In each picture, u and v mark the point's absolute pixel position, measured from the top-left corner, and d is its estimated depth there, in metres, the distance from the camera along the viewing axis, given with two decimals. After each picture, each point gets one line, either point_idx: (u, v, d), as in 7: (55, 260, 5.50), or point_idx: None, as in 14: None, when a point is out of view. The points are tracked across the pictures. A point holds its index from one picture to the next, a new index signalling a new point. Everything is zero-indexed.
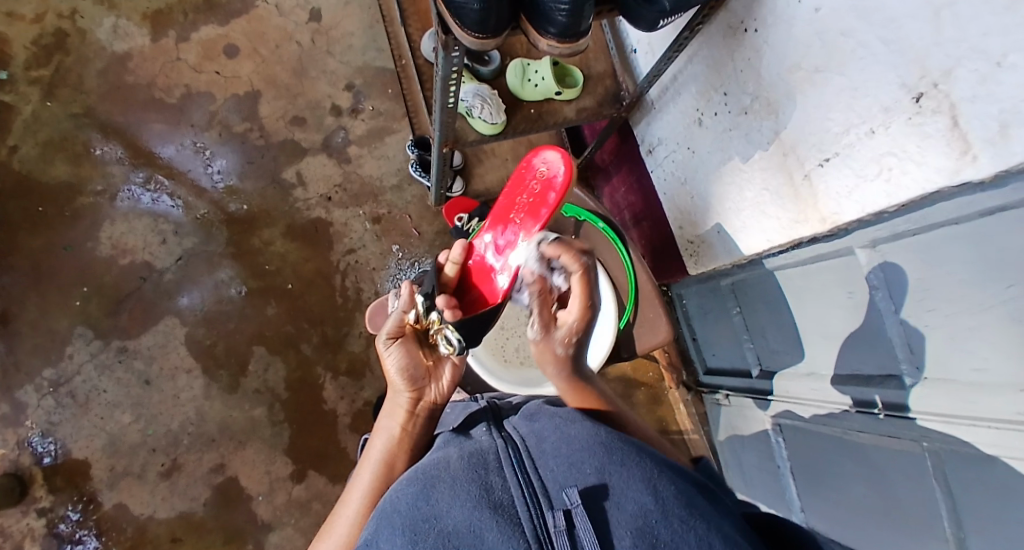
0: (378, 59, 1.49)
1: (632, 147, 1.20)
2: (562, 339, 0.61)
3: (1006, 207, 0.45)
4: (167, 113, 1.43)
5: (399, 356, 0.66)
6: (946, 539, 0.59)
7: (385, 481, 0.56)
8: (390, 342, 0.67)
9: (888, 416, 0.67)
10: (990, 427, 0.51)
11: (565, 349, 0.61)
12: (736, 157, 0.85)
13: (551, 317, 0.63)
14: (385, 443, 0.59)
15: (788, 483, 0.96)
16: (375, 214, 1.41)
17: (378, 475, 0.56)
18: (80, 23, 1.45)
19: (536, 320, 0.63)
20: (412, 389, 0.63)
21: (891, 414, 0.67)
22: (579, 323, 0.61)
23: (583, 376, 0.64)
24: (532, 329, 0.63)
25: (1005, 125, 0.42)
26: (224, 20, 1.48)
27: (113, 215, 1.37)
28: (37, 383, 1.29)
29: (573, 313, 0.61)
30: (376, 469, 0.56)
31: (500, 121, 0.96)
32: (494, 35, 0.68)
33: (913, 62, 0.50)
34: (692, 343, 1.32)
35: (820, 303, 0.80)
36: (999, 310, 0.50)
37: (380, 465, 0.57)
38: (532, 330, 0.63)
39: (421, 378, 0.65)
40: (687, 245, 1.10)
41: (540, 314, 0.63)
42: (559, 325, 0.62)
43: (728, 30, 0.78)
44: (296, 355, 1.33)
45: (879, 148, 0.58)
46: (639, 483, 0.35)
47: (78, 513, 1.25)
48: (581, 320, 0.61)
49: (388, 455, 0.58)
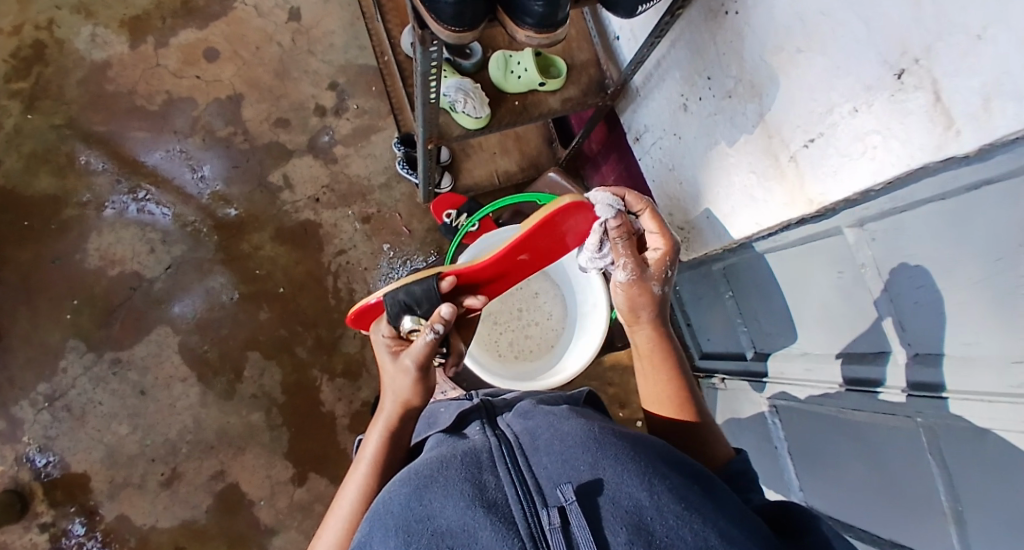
0: (360, 57, 1.48)
1: (620, 135, 1.20)
2: (657, 277, 0.67)
3: (993, 180, 0.45)
4: (149, 120, 1.42)
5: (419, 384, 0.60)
6: (945, 515, 0.59)
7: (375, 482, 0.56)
8: (421, 373, 0.59)
9: (910, 396, 0.62)
10: (985, 399, 0.51)
11: (660, 288, 0.67)
12: (722, 141, 0.85)
13: (637, 258, 0.67)
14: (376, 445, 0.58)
15: (787, 464, 0.96)
16: (364, 214, 1.40)
17: (371, 476, 0.56)
18: (57, 32, 1.43)
19: (627, 262, 0.66)
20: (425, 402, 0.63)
21: (913, 394, 0.61)
22: (667, 255, 0.67)
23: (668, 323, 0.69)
24: (623, 272, 0.66)
25: (987, 98, 0.42)
26: (203, 23, 1.46)
27: (100, 226, 1.36)
28: (31, 398, 1.28)
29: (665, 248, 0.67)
30: (367, 472, 0.56)
31: (484, 114, 0.95)
32: (471, 28, 0.67)
33: (893, 39, 0.50)
34: (687, 329, 1.32)
35: (810, 284, 0.80)
36: (991, 282, 0.49)
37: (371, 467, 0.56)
38: (622, 274, 0.67)
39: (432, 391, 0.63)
40: (679, 231, 1.09)
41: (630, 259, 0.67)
42: (649, 265, 0.67)
43: (709, 14, 0.77)
44: (291, 359, 1.33)
45: (863, 127, 0.58)
46: (634, 479, 0.35)
47: (82, 526, 1.24)
48: (669, 251, 0.67)
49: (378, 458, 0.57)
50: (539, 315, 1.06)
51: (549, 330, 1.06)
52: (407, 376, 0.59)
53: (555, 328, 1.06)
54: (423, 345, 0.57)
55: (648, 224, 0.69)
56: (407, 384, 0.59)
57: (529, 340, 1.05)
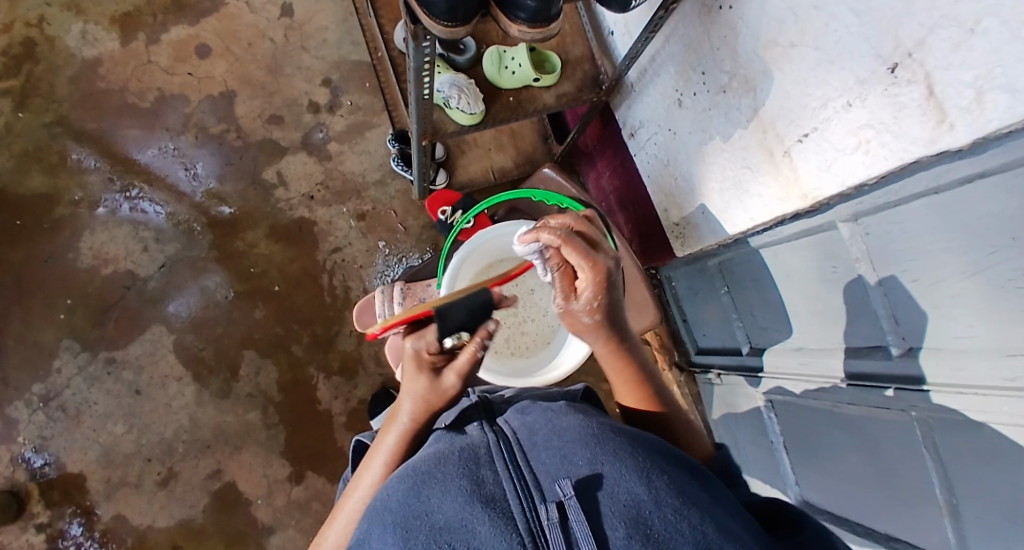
0: (353, 52, 1.47)
1: (615, 131, 1.19)
2: (585, 309, 0.55)
3: (983, 174, 0.45)
4: (141, 117, 1.40)
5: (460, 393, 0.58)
6: (940, 507, 0.60)
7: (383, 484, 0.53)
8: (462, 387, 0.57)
9: (898, 392, 0.64)
10: (977, 393, 0.52)
11: (591, 317, 0.56)
12: (717, 136, 0.85)
13: (565, 289, 0.56)
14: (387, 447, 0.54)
15: (782, 458, 0.97)
16: (359, 211, 1.40)
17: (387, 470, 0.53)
18: (47, 30, 1.42)
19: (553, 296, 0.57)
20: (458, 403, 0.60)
21: (901, 389, 0.63)
22: (594, 288, 0.54)
23: (624, 329, 0.61)
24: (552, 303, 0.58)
25: (980, 91, 0.42)
26: (194, 19, 1.45)
27: (92, 225, 1.35)
28: (26, 398, 1.27)
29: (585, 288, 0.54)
30: (384, 466, 0.53)
31: (478, 110, 0.95)
32: (463, 23, 0.67)
33: (887, 32, 0.50)
34: (682, 324, 1.33)
35: (805, 279, 0.81)
36: (984, 276, 0.49)
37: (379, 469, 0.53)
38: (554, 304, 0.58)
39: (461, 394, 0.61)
40: (674, 227, 1.09)
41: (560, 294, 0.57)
42: (576, 298, 0.55)
43: (703, 8, 0.77)
44: (287, 357, 1.33)
45: (857, 121, 0.58)
46: (632, 475, 0.35)
47: (79, 526, 1.24)
48: (596, 286, 0.54)
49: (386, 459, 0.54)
50: (535, 312, 1.07)
51: (545, 327, 1.06)
52: (449, 392, 0.56)
53: (550, 325, 1.06)
54: (469, 359, 0.56)
55: (569, 258, 0.55)
56: (444, 398, 0.56)
57: (525, 337, 1.05)
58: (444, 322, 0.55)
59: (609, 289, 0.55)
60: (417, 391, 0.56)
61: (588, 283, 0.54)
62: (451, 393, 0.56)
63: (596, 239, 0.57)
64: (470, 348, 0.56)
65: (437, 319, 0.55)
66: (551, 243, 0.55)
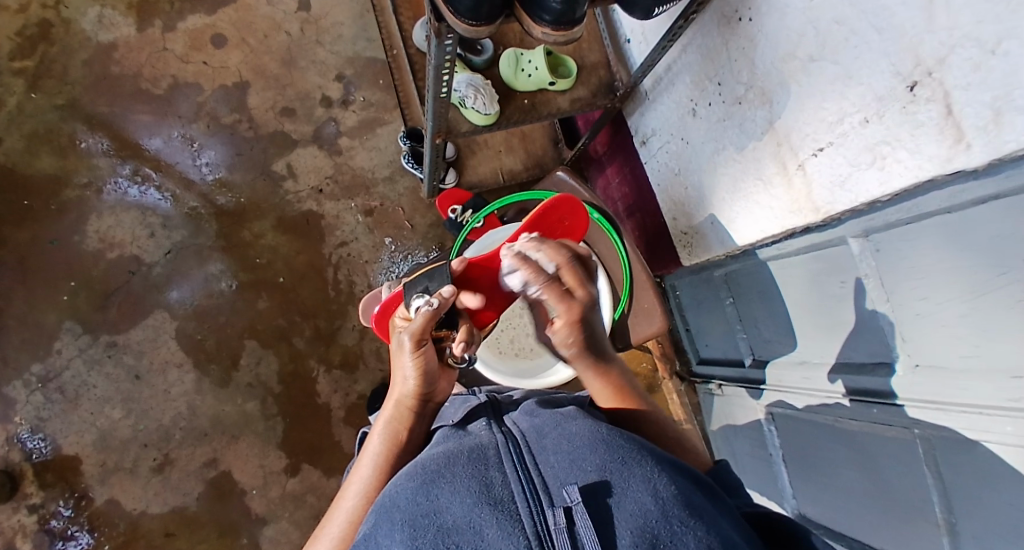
0: (368, 49, 1.47)
1: (626, 138, 1.20)
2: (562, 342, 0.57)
3: (997, 196, 0.46)
4: (154, 104, 1.41)
5: (414, 363, 0.58)
6: (938, 526, 0.60)
7: (384, 482, 0.54)
8: (419, 350, 0.57)
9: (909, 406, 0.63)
10: (982, 413, 0.52)
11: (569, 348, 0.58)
12: (730, 147, 0.85)
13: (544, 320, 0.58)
14: (384, 440, 0.56)
15: (780, 471, 0.97)
16: (367, 206, 1.40)
17: (379, 472, 0.54)
18: (64, 12, 1.42)
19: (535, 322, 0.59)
20: (418, 387, 0.58)
21: (885, 403, 0.67)
22: (567, 328, 0.55)
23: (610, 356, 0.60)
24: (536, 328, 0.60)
25: (998, 112, 0.42)
26: (211, 9, 1.46)
27: (100, 208, 1.35)
28: (25, 378, 1.27)
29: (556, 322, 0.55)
30: (375, 466, 0.55)
31: (493, 111, 0.95)
32: (487, 22, 0.67)
33: (907, 51, 0.50)
34: (684, 333, 1.33)
35: (812, 291, 0.81)
36: (992, 296, 0.50)
37: (378, 461, 0.55)
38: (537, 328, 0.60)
39: (430, 380, 0.59)
40: (682, 235, 1.10)
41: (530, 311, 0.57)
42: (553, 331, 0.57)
43: (723, 19, 0.78)
44: (288, 349, 1.33)
45: (873, 137, 0.58)
46: (640, 483, 0.35)
47: (70, 510, 1.23)
48: (564, 324, 0.55)
49: (385, 455, 0.55)
50: None
51: None
52: (405, 354, 0.58)
53: None
54: (421, 319, 0.56)
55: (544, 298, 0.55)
56: (406, 365, 0.58)
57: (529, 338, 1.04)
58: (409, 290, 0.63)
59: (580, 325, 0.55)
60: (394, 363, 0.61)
61: (560, 324, 0.55)
62: (407, 355, 0.57)
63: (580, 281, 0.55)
64: (421, 308, 0.56)
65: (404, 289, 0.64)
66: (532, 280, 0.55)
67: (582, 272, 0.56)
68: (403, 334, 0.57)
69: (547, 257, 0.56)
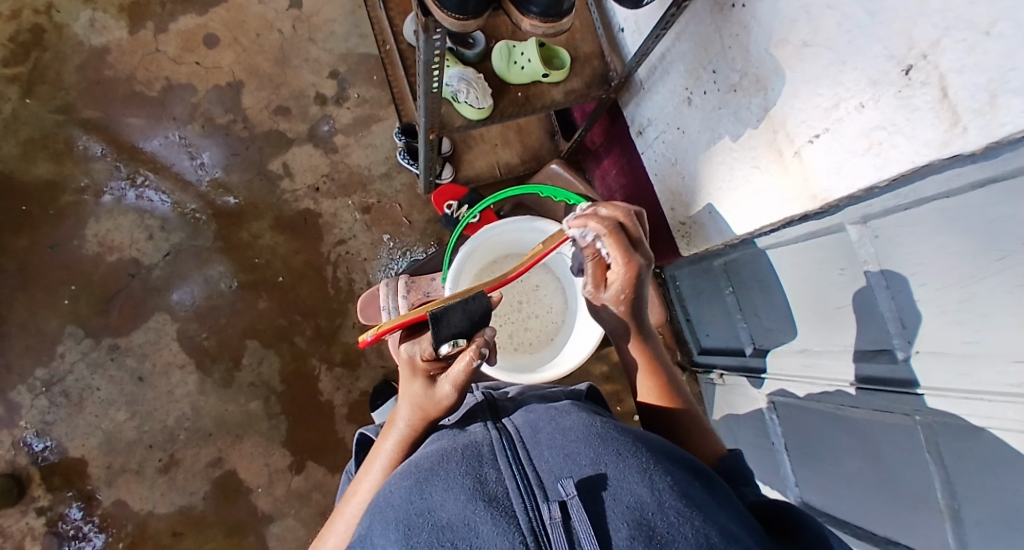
0: (361, 45, 1.47)
1: (623, 129, 1.19)
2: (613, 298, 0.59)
3: (995, 179, 0.45)
4: (148, 107, 1.40)
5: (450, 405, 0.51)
6: (942, 513, 0.60)
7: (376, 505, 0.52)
8: (459, 397, 0.50)
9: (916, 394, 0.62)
10: (982, 399, 0.52)
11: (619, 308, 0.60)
12: (726, 136, 0.84)
13: (602, 276, 0.60)
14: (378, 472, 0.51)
15: (783, 460, 0.97)
16: (364, 204, 1.40)
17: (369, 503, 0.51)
18: (56, 16, 1.41)
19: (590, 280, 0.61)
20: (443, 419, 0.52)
21: (886, 390, 0.67)
22: (624, 283, 0.58)
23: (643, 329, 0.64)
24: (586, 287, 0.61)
25: (993, 95, 0.42)
26: (202, 9, 1.45)
27: (98, 212, 1.35)
28: (29, 383, 1.28)
29: (614, 277, 0.58)
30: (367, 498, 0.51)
31: (487, 105, 0.95)
32: (474, 16, 0.66)
33: (901, 33, 0.49)
34: (685, 324, 1.33)
35: (812, 279, 0.80)
36: (991, 282, 0.49)
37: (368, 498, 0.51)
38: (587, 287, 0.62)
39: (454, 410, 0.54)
40: (680, 226, 1.09)
41: (593, 261, 0.60)
42: (609, 286, 0.59)
43: (715, 7, 0.77)
44: (290, 348, 1.33)
45: (869, 122, 0.57)
46: (635, 476, 0.35)
47: (78, 512, 1.25)
48: (625, 278, 0.57)
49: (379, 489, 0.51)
50: (539, 308, 1.06)
51: (549, 323, 1.06)
52: (442, 401, 0.50)
53: (555, 322, 1.06)
54: (466, 369, 0.49)
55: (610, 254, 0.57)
56: (438, 409, 0.51)
57: (529, 332, 1.05)
58: (439, 328, 0.49)
59: (637, 281, 0.58)
60: (414, 400, 0.51)
61: (617, 280, 0.58)
62: (446, 402, 0.50)
63: (638, 238, 0.59)
64: (467, 357, 0.48)
65: (431, 325, 0.48)
66: (599, 231, 0.58)
67: (639, 233, 0.59)
68: (449, 379, 0.49)
69: (620, 212, 0.59)
